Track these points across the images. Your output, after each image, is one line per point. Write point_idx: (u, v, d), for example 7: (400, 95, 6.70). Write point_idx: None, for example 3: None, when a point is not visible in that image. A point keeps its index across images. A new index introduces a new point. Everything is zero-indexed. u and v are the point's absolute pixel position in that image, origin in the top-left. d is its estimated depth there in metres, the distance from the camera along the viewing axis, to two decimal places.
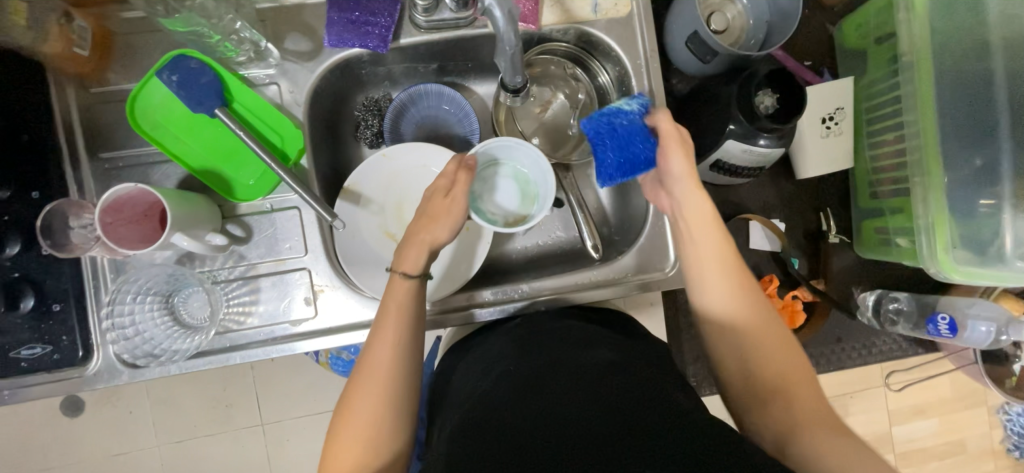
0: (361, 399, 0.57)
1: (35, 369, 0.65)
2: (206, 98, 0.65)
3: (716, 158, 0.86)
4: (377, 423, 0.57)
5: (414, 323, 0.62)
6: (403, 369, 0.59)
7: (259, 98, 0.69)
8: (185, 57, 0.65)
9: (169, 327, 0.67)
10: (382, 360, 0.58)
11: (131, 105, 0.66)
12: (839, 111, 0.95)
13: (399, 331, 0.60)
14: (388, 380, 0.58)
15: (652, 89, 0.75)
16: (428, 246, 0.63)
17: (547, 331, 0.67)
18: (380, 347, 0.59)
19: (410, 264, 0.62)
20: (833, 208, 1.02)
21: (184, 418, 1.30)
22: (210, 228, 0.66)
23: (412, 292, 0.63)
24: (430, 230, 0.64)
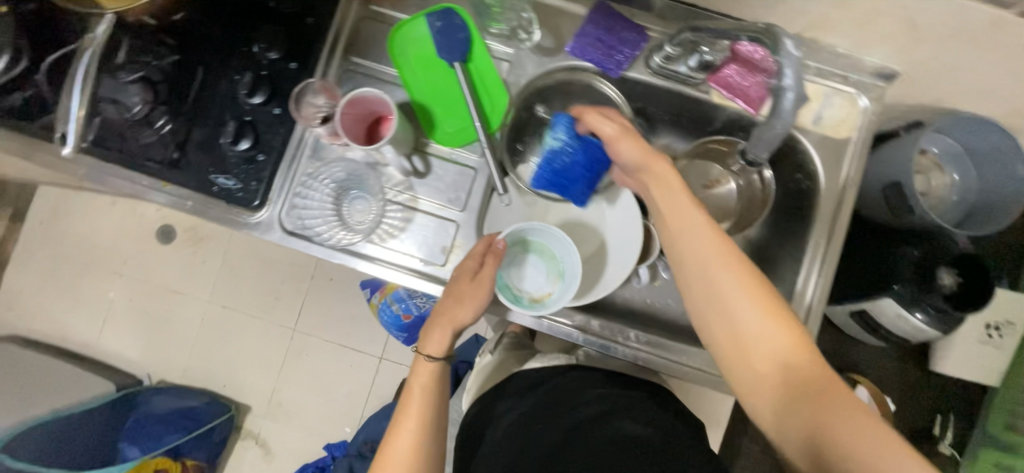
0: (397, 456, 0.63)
1: (218, 196, 0.74)
2: (452, 47, 0.74)
3: (862, 308, 0.83)
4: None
5: (439, 391, 0.68)
6: (434, 417, 0.66)
7: (492, 69, 0.77)
8: (453, 12, 0.74)
9: (331, 215, 0.74)
10: (408, 441, 0.63)
11: (394, 32, 0.75)
12: (1007, 324, 0.87)
13: (427, 397, 0.66)
14: (419, 441, 0.64)
15: (836, 217, 0.76)
16: (451, 328, 0.67)
17: (578, 394, 0.70)
18: (410, 403, 0.66)
19: (434, 347, 0.67)
20: (955, 416, 0.93)
21: (240, 291, 1.41)
22: (403, 152, 0.74)
23: (438, 371, 0.68)
24: (455, 311, 0.67)
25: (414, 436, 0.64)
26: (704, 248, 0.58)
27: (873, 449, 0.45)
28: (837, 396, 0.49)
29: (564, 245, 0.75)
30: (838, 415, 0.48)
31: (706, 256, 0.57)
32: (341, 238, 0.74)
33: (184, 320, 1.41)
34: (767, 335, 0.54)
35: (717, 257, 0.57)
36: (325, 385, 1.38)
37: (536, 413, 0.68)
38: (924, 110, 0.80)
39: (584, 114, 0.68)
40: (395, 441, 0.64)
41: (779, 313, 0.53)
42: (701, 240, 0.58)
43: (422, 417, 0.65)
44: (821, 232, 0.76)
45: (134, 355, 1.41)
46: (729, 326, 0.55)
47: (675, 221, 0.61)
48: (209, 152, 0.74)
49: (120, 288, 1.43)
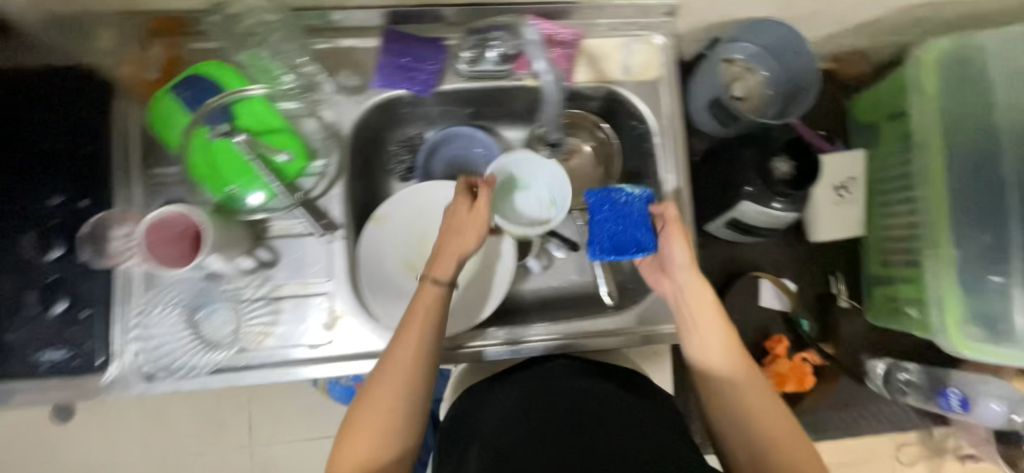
0: (374, 405, 0.59)
1: (52, 373, 0.65)
2: (216, 113, 0.68)
3: (731, 216, 0.89)
4: (379, 441, 0.58)
5: (434, 335, 0.63)
6: (422, 379, 0.61)
7: (275, 119, 0.71)
8: (198, 76, 0.68)
9: (188, 339, 0.67)
10: (388, 399, 0.59)
11: (153, 120, 0.69)
12: (851, 180, 0.98)
13: (417, 346, 0.61)
14: (397, 401, 0.59)
15: (675, 149, 0.80)
16: (458, 256, 0.65)
17: (563, 383, 0.66)
18: (393, 359, 0.61)
19: (440, 271, 0.64)
20: (844, 273, 1.03)
21: (168, 436, 1.24)
22: (241, 250, 0.69)
23: (440, 299, 0.64)
24: (456, 241, 0.65)
25: (395, 393, 0.59)
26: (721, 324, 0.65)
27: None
28: (788, 442, 0.58)
29: (532, 163, 0.77)
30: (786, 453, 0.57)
31: (700, 309, 0.66)
32: (209, 362, 0.67)
33: None
34: (732, 362, 0.64)
35: (705, 311, 0.65)
36: None
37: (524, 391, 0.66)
38: (716, 27, 0.87)
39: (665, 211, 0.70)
40: (376, 389, 0.60)
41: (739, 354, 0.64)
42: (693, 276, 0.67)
43: (408, 368, 0.60)
44: (668, 167, 0.80)
45: None
46: (713, 360, 0.64)
47: (698, 301, 0.66)
48: (18, 331, 0.64)
49: None
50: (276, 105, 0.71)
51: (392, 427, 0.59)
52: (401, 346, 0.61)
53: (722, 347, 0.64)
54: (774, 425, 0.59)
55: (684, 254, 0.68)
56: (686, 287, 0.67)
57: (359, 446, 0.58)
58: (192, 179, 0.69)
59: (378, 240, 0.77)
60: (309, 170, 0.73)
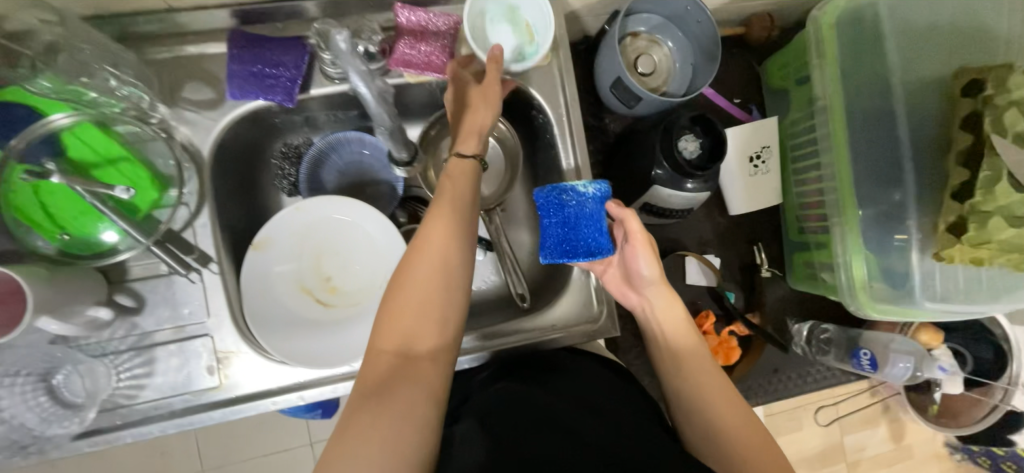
0: (409, 286, 0.55)
1: None
2: (38, 147, 0.60)
3: (644, 201, 0.86)
4: (419, 317, 0.54)
5: (467, 209, 0.61)
6: (460, 258, 0.58)
7: (114, 145, 0.63)
8: (10, 105, 0.59)
9: (49, 405, 0.61)
10: (428, 271, 0.56)
11: None
12: (765, 149, 0.97)
13: (458, 212, 0.60)
14: (444, 262, 0.57)
15: (575, 138, 0.75)
16: (478, 130, 0.65)
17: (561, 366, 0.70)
18: (436, 224, 0.58)
19: (467, 146, 0.64)
20: (766, 242, 1.04)
21: None
22: (93, 301, 0.61)
23: (468, 172, 0.64)
24: (475, 117, 0.65)
25: (439, 262, 0.57)
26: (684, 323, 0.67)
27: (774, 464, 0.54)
28: (749, 435, 0.57)
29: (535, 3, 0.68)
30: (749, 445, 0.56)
31: (667, 304, 0.68)
32: (74, 426, 0.61)
33: None
34: (697, 352, 0.65)
35: (671, 309, 0.68)
36: None
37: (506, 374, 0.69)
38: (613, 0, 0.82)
39: (627, 222, 0.66)
40: (406, 268, 0.56)
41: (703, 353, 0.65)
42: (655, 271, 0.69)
43: (448, 240, 0.58)
44: (569, 157, 0.76)
45: None
46: (680, 350, 0.65)
47: (667, 301, 0.68)
48: None
49: None
50: (115, 130, 0.63)
51: (430, 302, 0.55)
52: (436, 222, 0.58)
53: (686, 337, 0.66)
54: (737, 421, 0.58)
55: (653, 261, 0.67)
56: (654, 293, 0.68)
57: (397, 326, 0.54)
58: (17, 226, 0.60)
59: (262, 267, 0.71)
60: (163, 201, 0.65)
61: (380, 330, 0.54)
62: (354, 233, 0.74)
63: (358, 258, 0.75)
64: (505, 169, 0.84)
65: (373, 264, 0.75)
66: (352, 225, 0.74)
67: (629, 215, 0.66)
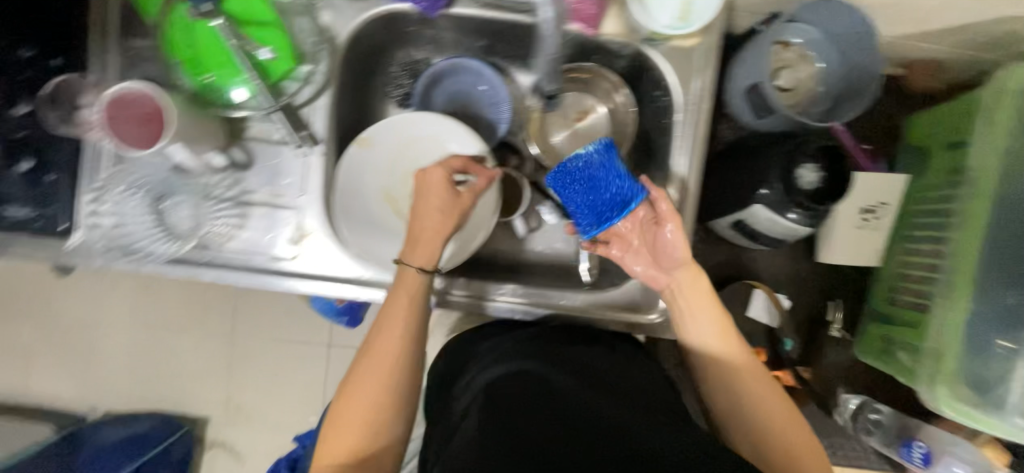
0: (363, 396, 0.60)
1: (16, 229, 0.65)
2: None
3: (739, 218, 0.82)
4: (377, 424, 0.60)
5: (419, 312, 0.64)
6: (410, 357, 0.62)
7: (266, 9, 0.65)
8: None
9: (152, 226, 0.67)
10: (390, 355, 0.61)
11: None
12: (882, 206, 0.89)
13: (409, 307, 0.63)
14: (385, 416, 0.61)
15: (695, 130, 0.72)
16: (439, 241, 0.64)
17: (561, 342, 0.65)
18: (383, 341, 0.62)
19: (423, 259, 0.64)
20: (845, 301, 0.97)
21: (160, 307, 1.33)
22: (211, 147, 0.65)
23: (416, 289, 0.64)
24: (439, 224, 0.64)
25: (398, 350, 0.62)
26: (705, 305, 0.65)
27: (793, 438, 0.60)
28: (772, 412, 0.61)
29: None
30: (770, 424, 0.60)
31: (687, 289, 0.65)
32: (168, 250, 0.67)
33: (111, 350, 1.34)
34: (722, 338, 0.64)
35: (694, 294, 0.65)
36: (273, 386, 1.34)
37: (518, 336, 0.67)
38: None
39: (657, 199, 0.65)
40: (365, 380, 0.61)
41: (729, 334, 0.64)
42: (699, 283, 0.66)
43: (404, 342, 0.62)
44: (683, 148, 0.72)
45: (70, 394, 1.35)
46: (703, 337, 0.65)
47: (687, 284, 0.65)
48: None
49: (32, 331, 1.34)
50: None
51: (382, 415, 0.60)
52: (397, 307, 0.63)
53: (709, 322, 0.65)
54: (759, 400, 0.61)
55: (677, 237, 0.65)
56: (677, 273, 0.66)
57: (351, 423, 0.59)
58: (170, 58, 0.65)
59: (360, 161, 0.72)
60: (295, 74, 0.67)
61: (326, 446, 0.59)
62: (449, 158, 0.74)
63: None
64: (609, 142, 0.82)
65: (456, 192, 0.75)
66: (448, 149, 0.74)
67: (659, 193, 0.65)
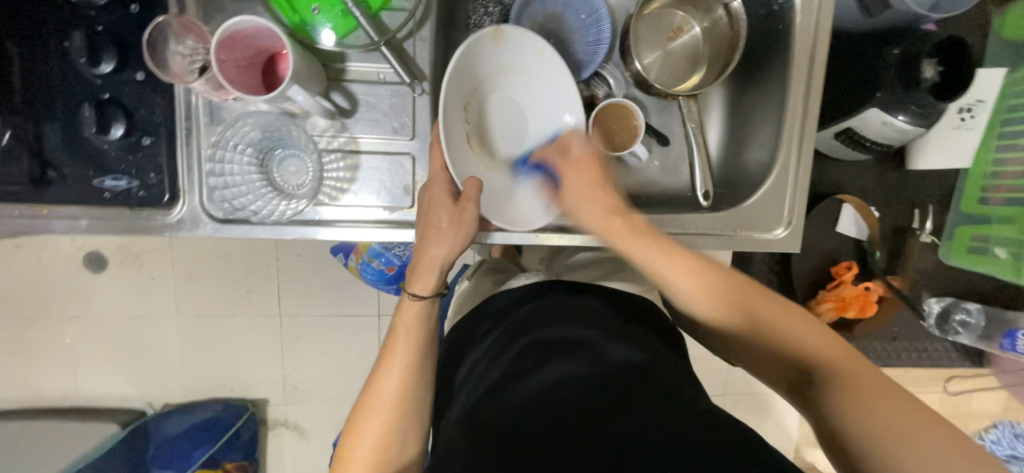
0: (369, 427, 0.53)
1: (115, 202, 0.60)
2: None
3: (848, 126, 0.79)
4: (392, 453, 0.53)
5: (425, 340, 0.57)
6: (421, 377, 0.56)
7: None
8: None
9: (259, 183, 0.61)
10: (394, 387, 0.54)
11: None
12: (979, 103, 0.86)
13: (415, 345, 0.56)
14: (403, 438, 0.54)
15: (816, 32, 0.69)
16: (437, 264, 0.57)
17: (551, 312, 0.62)
18: (384, 380, 0.54)
19: (421, 286, 0.57)
20: (934, 207, 0.96)
21: (207, 294, 1.29)
22: (317, 92, 0.60)
23: (424, 317, 0.58)
24: (436, 244, 0.58)
25: (401, 382, 0.54)
26: (678, 267, 0.56)
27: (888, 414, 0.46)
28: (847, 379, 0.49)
29: None
30: (858, 392, 0.47)
31: (664, 259, 0.57)
32: (285, 209, 0.62)
33: (161, 341, 1.30)
34: (729, 307, 0.55)
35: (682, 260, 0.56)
36: (331, 362, 1.34)
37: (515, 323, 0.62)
38: None
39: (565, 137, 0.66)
40: (370, 415, 0.53)
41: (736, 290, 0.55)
42: (647, 245, 0.58)
43: (411, 363, 0.55)
44: (803, 53, 0.70)
45: (125, 390, 1.31)
46: (705, 298, 0.55)
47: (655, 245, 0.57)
48: (75, 149, 0.58)
49: (73, 332, 1.28)
50: None
51: (395, 441, 0.53)
52: (405, 332, 0.56)
53: (693, 283, 0.56)
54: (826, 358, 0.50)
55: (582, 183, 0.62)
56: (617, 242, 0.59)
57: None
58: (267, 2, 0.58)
59: (490, 60, 0.66)
60: (394, 5, 0.62)
61: None
62: (538, 119, 0.70)
63: (511, 135, 0.70)
64: (708, 59, 0.78)
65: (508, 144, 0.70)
66: (547, 96, 0.70)
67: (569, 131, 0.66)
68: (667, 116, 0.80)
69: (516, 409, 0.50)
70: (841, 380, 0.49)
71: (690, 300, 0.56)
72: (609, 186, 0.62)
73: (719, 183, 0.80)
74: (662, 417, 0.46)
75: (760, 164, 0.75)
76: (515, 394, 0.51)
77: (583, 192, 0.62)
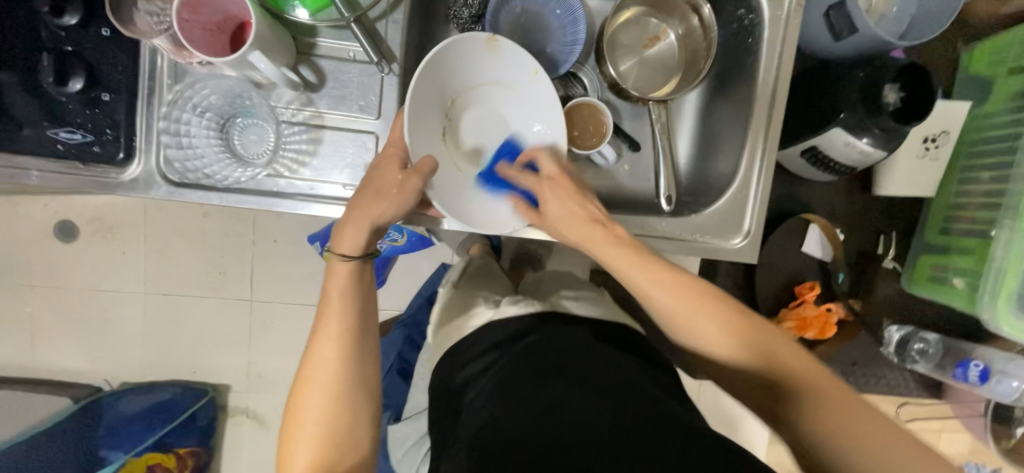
0: (314, 403, 0.53)
1: (68, 156, 0.59)
2: None
3: (813, 145, 0.81)
4: (337, 420, 0.53)
5: (357, 297, 0.56)
6: (359, 334, 0.55)
7: None
8: None
9: (218, 148, 0.61)
10: (333, 350, 0.54)
11: None
12: (943, 134, 0.89)
13: (348, 301, 0.56)
14: (343, 399, 0.53)
15: (783, 49, 0.71)
16: (369, 221, 0.56)
17: (549, 337, 0.60)
18: (323, 344, 0.54)
19: (349, 244, 0.56)
20: (897, 234, 0.99)
21: (176, 273, 1.27)
22: (284, 63, 0.60)
23: (354, 273, 0.57)
24: (373, 205, 0.57)
25: (341, 343, 0.54)
26: (669, 292, 0.56)
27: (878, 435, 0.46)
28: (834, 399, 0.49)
29: None
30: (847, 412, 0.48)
31: (653, 288, 0.57)
32: (239, 176, 0.62)
33: (124, 317, 1.27)
34: (723, 336, 0.54)
35: (663, 278, 0.57)
36: (297, 351, 1.31)
37: (507, 351, 0.61)
38: None
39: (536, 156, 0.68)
40: (312, 387, 0.53)
41: (727, 317, 0.55)
42: (636, 266, 0.58)
43: (347, 324, 0.55)
44: (770, 68, 0.71)
45: (82, 366, 1.28)
46: (702, 324, 0.55)
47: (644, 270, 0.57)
48: (31, 99, 0.57)
49: (35, 302, 1.25)
50: None
51: (344, 416, 0.53)
52: (339, 291, 0.56)
53: (683, 300, 0.56)
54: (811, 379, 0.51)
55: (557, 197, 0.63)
56: (595, 253, 0.61)
57: (302, 441, 0.52)
58: None
59: (482, 65, 0.68)
60: None
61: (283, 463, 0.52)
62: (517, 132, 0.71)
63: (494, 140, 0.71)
64: (682, 68, 0.80)
65: (483, 146, 0.71)
66: (530, 112, 0.70)
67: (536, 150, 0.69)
68: (638, 121, 0.81)
69: (518, 431, 0.48)
70: (830, 404, 0.49)
71: (681, 326, 0.56)
72: (587, 197, 0.63)
73: (687, 190, 0.81)
74: (637, 428, 0.45)
75: (725, 174, 0.76)
76: (514, 415, 0.51)
77: (560, 206, 0.63)
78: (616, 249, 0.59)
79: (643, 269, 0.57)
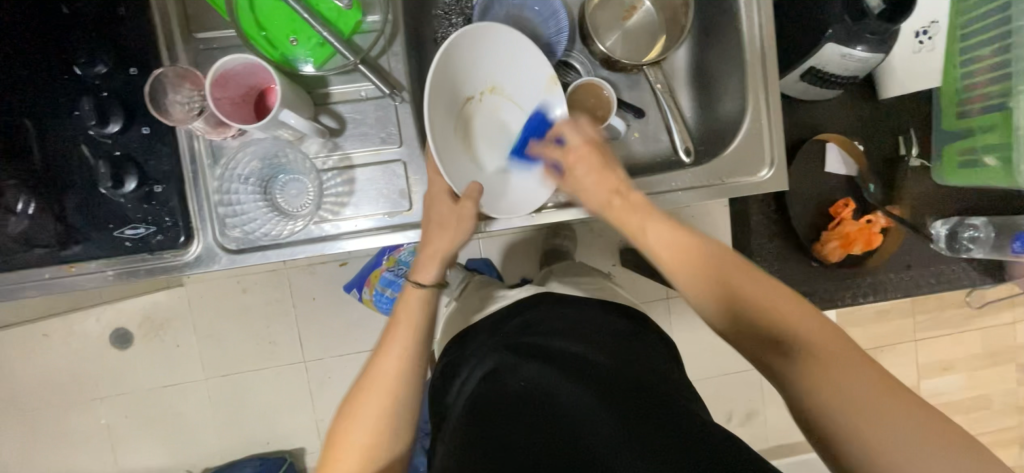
0: (367, 412, 0.55)
1: (137, 251, 0.64)
2: None
3: (810, 66, 0.84)
4: (381, 432, 0.55)
5: (424, 331, 0.60)
6: (420, 360, 0.58)
7: None
8: None
9: (266, 209, 0.66)
10: (392, 366, 0.56)
11: None
12: (933, 25, 0.89)
13: (414, 334, 0.59)
14: (391, 413, 0.55)
15: None
16: (440, 257, 0.62)
17: (552, 327, 0.64)
18: (384, 362, 0.57)
19: (424, 275, 0.62)
20: (914, 131, 1.00)
21: (230, 352, 1.31)
22: (307, 116, 0.64)
23: (426, 301, 0.61)
24: (437, 239, 0.63)
25: (400, 362, 0.57)
26: (663, 248, 0.57)
27: (906, 419, 0.42)
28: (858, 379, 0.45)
29: None
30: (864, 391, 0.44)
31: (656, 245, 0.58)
32: (287, 230, 0.65)
33: (192, 406, 1.32)
34: (718, 300, 0.54)
35: (670, 238, 0.57)
36: None
37: (504, 338, 0.65)
38: None
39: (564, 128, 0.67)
40: (366, 401, 0.55)
41: (721, 275, 0.54)
42: (648, 242, 0.58)
43: (405, 354, 0.57)
44: (750, 3, 0.73)
45: (164, 460, 1.33)
46: (691, 279, 0.55)
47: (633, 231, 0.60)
48: (94, 206, 0.62)
49: (107, 411, 1.30)
50: None
51: (394, 426, 0.55)
52: (406, 323, 0.59)
53: (679, 254, 0.56)
54: (827, 349, 0.47)
55: (591, 173, 0.63)
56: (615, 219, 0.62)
57: (348, 446, 0.54)
58: (249, 43, 0.63)
59: (498, 67, 0.69)
60: (364, 27, 0.68)
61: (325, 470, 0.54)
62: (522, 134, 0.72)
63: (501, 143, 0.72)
64: (665, 28, 0.83)
65: (492, 138, 0.71)
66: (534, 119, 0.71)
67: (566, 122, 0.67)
68: (637, 89, 0.84)
69: (509, 419, 0.53)
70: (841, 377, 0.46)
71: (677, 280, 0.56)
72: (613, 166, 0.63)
73: (700, 140, 0.84)
74: (656, 425, 0.48)
75: (734, 115, 0.78)
76: (503, 394, 0.56)
77: (588, 177, 0.63)
78: (636, 217, 0.59)
79: (656, 236, 0.58)
